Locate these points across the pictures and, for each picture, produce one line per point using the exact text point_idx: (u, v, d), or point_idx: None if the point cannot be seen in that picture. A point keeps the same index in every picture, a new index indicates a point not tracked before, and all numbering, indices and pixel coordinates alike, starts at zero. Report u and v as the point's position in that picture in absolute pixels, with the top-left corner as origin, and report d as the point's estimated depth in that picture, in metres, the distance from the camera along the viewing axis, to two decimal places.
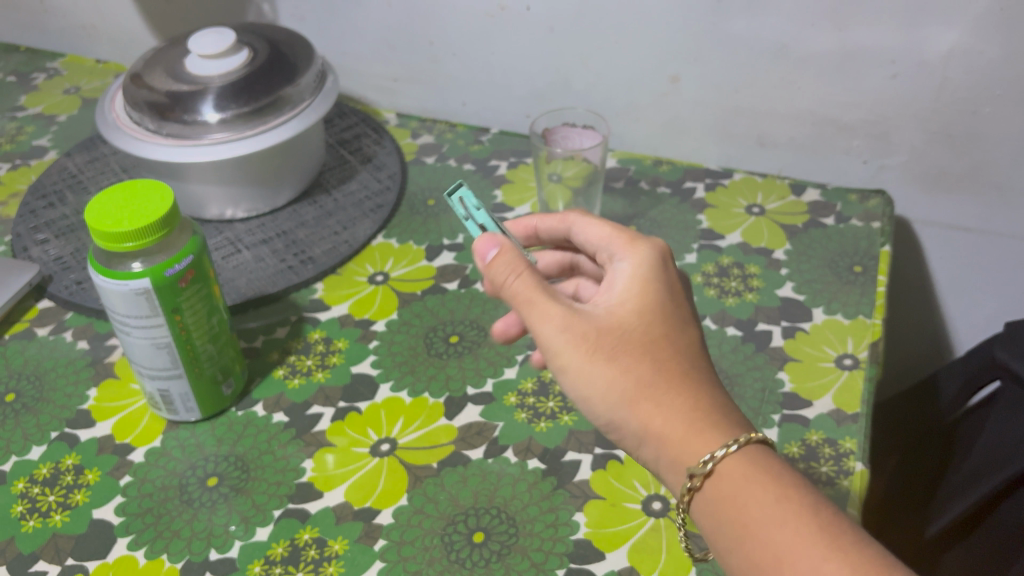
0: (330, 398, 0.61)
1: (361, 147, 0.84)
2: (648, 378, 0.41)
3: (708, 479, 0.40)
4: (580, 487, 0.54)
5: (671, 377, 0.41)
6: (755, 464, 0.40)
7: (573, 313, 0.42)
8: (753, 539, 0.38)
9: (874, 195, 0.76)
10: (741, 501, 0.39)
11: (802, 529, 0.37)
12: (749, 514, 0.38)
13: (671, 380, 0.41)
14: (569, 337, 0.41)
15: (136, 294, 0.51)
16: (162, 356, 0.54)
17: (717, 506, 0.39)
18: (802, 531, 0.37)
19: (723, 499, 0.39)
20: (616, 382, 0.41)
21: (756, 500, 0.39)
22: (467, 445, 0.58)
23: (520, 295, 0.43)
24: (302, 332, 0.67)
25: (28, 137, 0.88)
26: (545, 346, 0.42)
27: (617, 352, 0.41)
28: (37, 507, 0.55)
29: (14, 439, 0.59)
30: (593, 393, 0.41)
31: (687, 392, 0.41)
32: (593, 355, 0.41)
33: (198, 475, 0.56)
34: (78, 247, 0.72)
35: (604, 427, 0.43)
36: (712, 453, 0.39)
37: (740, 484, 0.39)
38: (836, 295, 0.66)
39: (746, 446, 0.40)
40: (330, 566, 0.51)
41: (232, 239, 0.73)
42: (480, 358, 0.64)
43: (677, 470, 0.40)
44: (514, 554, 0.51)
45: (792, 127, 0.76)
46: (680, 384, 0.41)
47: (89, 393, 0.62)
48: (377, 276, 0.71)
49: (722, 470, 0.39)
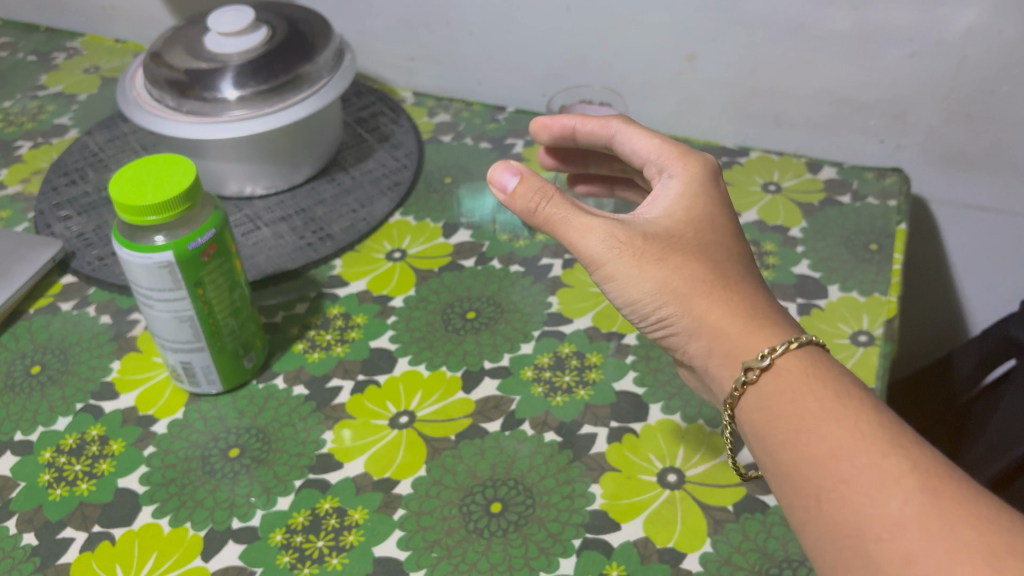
0: (349, 371, 0.62)
1: (378, 126, 0.84)
2: (699, 278, 0.43)
3: (748, 386, 0.41)
4: (596, 459, 0.55)
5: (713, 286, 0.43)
6: (792, 374, 0.41)
7: (619, 226, 0.45)
8: (785, 449, 0.39)
9: (891, 172, 0.76)
10: (788, 403, 0.40)
11: (829, 438, 0.38)
12: (796, 414, 0.39)
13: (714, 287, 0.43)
14: (616, 252, 0.44)
15: (159, 267, 0.51)
16: (185, 329, 0.55)
17: (756, 417, 0.41)
18: (829, 439, 0.38)
19: (771, 401, 0.40)
20: (669, 287, 0.43)
21: (788, 413, 0.40)
22: (484, 418, 0.58)
23: (567, 220, 0.45)
24: (321, 307, 0.67)
25: (49, 116, 0.89)
26: (590, 260, 0.45)
27: (664, 261, 0.44)
28: (64, 476, 0.56)
29: (40, 410, 0.61)
30: (643, 303, 0.44)
31: (732, 303, 0.43)
32: (646, 260, 0.44)
33: (221, 446, 0.57)
34: (100, 223, 0.73)
35: (651, 320, 0.45)
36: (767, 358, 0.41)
37: (773, 397, 0.40)
38: (851, 273, 0.66)
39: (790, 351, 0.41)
40: (350, 535, 0.52)
41: (252, 216, 0.73)
42: (497, 333, 0.65)
43: (730, 366, 0.42)
44: (531, 524, 0.51)
45: (808, 106, 0.76)
46: (725, 295, 0.43)
47: (112, 366, 0.64)
48: (395, 252, 0.72)
49: (761, 380, 0.41)
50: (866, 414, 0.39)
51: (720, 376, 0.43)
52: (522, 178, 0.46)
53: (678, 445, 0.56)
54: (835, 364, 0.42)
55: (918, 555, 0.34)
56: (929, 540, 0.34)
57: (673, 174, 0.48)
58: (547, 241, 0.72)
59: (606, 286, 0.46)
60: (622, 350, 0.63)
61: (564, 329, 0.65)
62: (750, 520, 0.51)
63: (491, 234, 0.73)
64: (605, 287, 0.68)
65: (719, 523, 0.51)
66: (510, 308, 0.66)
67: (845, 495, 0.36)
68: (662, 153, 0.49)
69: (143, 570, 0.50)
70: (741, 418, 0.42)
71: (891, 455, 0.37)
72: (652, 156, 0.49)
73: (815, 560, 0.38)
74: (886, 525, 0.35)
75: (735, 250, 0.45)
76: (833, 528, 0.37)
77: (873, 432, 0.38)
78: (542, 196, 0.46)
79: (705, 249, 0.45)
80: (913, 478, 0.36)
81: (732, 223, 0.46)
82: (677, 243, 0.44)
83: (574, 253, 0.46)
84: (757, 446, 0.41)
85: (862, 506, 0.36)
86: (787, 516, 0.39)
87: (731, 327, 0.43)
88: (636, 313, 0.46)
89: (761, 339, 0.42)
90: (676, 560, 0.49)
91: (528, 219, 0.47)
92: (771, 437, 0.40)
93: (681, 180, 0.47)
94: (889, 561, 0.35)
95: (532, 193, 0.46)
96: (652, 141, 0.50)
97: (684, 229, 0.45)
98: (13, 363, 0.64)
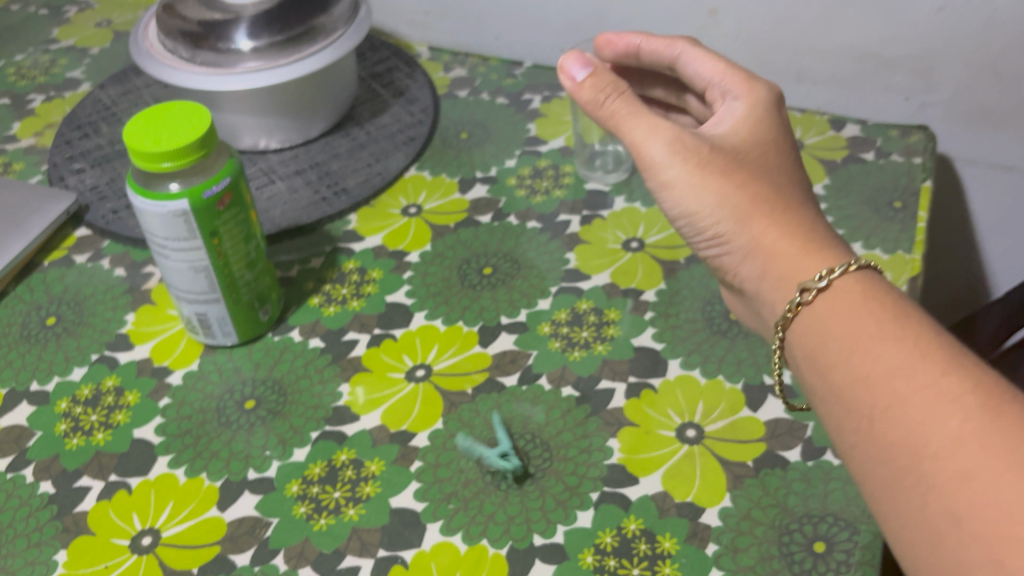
0: (365, 325, 0.62)
1: (393, 81, 0.83)
2: (760, 196, 0.45)
3: (803, 307, 0.42)
4: (613, 414, 0.55)
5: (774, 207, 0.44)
6: (848, 296, 0.41)
7: (685, 133, 0.46)
8: (837, 371, 0.40)
9: (915, 129, 0.73)
10: (840, 325, 0.40)
11: (883, 359, 0.38)
12: (848, 335, 0.40)
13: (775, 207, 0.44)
14: (679, 156, 0.46)
15: (174, 216, 0.51)
16: (200, 280, 0.54)
17: (810, 340, 0.41)
18: (885, 360, 0.38)
19: (824, 323, 0.41)
20: (726, 200, 0.45)
21: (843, 335, 0.40)
22: (501, 372, 0.58)
23: (631, 118, 0.48)
24: (336, 262, 0.67)
25: (61, 69, 0.88)
26: (651, 163, 0.47)
27: (727, 175, 0.45)
28: (80, 426, 0.56)
29: (55, 361, 0.60)
30: (700, 214, 0.45)
31: (789, 225, 0.44)
32: (707, 171, 0.45)
33: (236, 398, 0.57)
34: (114, 176, 0.73)
35: (705, 236, 0.46)
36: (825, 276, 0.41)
37: (827, 319, 0.41)
38: (874, 231, 0.65)
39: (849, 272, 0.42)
40: (366, 487, 0.51)
41: (266, 170, 0.73)
42: (514, 289, 0.64)
43: (784, 288, 0.43)
44: (548, 477, 0.51)
45: (832, 62, 0.74)
46: (782, 216, 0.44)
47: (127, 318, 0.63)
48: (411, 208, 0.71)
49: (816, 301, 0.41)
50: (924, 336, 0.39)
51: (773, 299, 0.44)
52: (593, 72, 0.49)
53: (697, 400, 0.55)
54: (893, 289, 0.42)
55: (972, 471, 0.34)
56: (985, 457, 0.34)
57: (737, 98, 0.49)
58: (565, 197, 0.71)
59: (663, 196, 0.48)
60: (640, 306, 0.62)
61: (582, 285, 0.64)
62: (769, 476, 0.51)
63: (508, 190, 0.72)
64: (624, 244, 0.67)
65: (738, 479, 0.50)
66: (527, 264, 0.66)
67: (898, 414, 0.37)
68: (726, 76, 0.50)
69: (159, 519, 0.50)
70: (793, 340, 0.43)
71: (950, 375, 0.37)
72: (716, 79, 0.50)
73: (870, 483, 0.38)
74: (942, 443, 0.35)
75: (796, 176, 0.47)
76: (888, 449, 0.37)
77: (929, 353, 0.38)
78: (612, 91, 0.49)
79: (768, 169, 0.46)
80: (971, 396, 0.36)
81: (794, 153, 0.48)
82: (741, 159, 0.46)
83: (634, 156, 0.48)
84: (809, 369, 0.42)
85: (917, 426, 0.36)
86: (840, 440, 0.40)
87: (787, 250, 0.44)
88: (692, 227, 0.47)
89: (817, 262, 0.43)
90: (694, 514, 0.49)
91: (592, 113, 0.50)
92: (824, 358, 0.40)
93: (745, 102, 0.48)
94: (943, 478, 0.35)
95: (601, 86, 0.49)
96: (716, 66, 0.51)
97: (747, 147, 0.46)
98: (28, 314, 0.64)
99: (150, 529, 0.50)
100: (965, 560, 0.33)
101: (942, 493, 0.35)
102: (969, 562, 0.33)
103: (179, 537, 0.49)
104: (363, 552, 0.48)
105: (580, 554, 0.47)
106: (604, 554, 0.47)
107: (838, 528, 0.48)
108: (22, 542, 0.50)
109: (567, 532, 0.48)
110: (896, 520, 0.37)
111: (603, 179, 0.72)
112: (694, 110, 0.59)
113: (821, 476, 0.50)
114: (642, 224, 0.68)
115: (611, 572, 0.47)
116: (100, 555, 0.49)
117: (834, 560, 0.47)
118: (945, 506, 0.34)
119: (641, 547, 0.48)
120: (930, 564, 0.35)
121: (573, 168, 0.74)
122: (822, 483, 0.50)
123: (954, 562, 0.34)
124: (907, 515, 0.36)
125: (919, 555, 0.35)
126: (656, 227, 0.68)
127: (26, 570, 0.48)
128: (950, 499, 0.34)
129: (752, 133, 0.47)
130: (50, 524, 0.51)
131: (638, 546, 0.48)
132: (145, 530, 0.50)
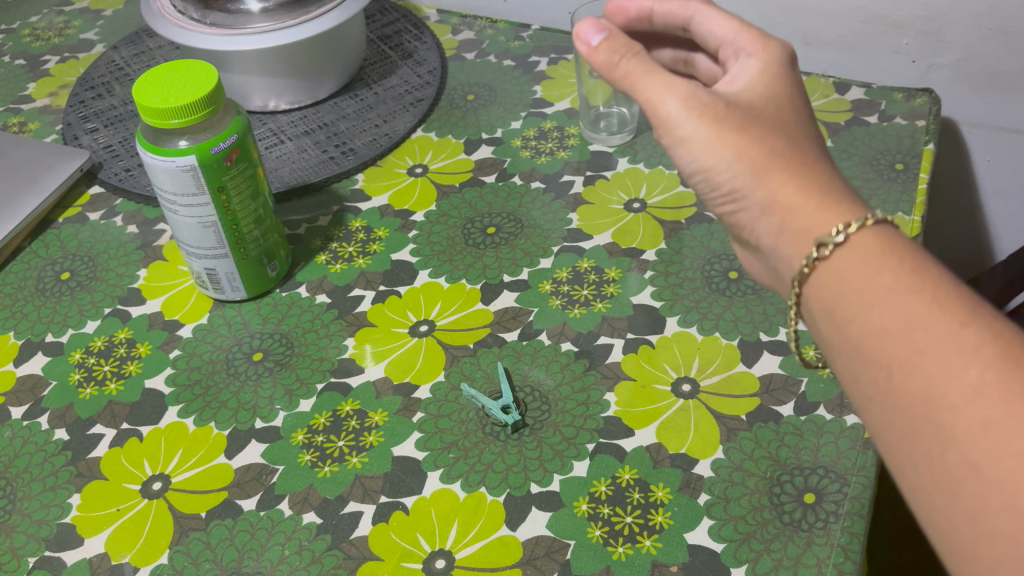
0: (371, 282, 0.63)
1: (401, 43, 0.84)
2: (777, 151, 0.41)
3: (820, 263, 0.39)
4: (611, 368, 0.56)
5: (791, 162, 0.41)
6: (866, 246, 0.38)
7: (702, 88, 0.43)
8: (855, 326, 0.37)
9: (921, 93, 0.73)
10: (858, 279, 0.38)
11: (903, 311, 0.36)
12: (866, 289, 0.37)
13: (792, 161, 0.41)
14: (696, 112, 0.43)
15: (183, 170, 0.52)
16: (209, 235, 0.56)
17: (826, 293, 0.39)
18: (903, 312, 0.36)
19: (841, 277, 0.38)
20: (747, 153, 0.41)
21: (860, 287, 0.37)
22: (503, 328, 0.59)
23: (649, 76, 0.44)
24: (343, 221, 0.68)
25: (75, 31, 0.89)
26: (667, 121, 0.43)
27: (745, 129, 0.42)
28: (93, 376, 0.58)
29: (70, 314, 0.62)
30: (717, 169, 0.42)
31: (811, 176, 0.41)
32: (724, 127, 0.42)
33: (244, 350, 0.59)
34: (126, 135, 0.74)
35: (720, 195, 0.43)
36: (841, 228, 0.38)
37: (846, 273, 0.38)
38: (876, 192, 0.65)
39: (867, 223, 0.39)
40: (370, 436, 0.53)
41: (275, 130, 0.74)
42: (516, 249, 0.65)
43: (801, 244, 0.40)
44: (546, 429, 0.53)
45: (839, 25, 0.74)
46: (801, 170, 0.41)
47: (139, 274, 0.65)
48: (417, 168, 0.72)
49: (835, 256, 0.39)
50: (941, 286, 0.36)
51: (788, 254, 0.41)
52: (609, 34, 0.45)
53: (693, 356, 0.56)
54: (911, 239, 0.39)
55: (993, 424, 0.33)
56: (1007, 408, 0.33)
57: (751, 54, 0.45)
58: (569, 157, 0.72)
59: (679, 154, 0.44)
60: (641, 266, 0.62)
61: (584, 245, 0.64)
62: (762, 429, 0.52)
63: (513, 151, 0.73)
64: (626, 205, 0.67)
65: (731, 432, 0.52)
66: (530, 224, 0.66)
67: (917, 367, 0.35)
68: (739, 34, 0.46)
69: (169, 466, 0.52)
70: (809, 296, 0.40)
71: (970, 326, 0.35)
72: (730, 37, 0.47)
73: (887, 433, 0.37)
74: (961, 394, 0.34)
75: (811, 130, 0.44)
76: (907, 401, 0.35)
77: (947, 303, 0.36)
78: (628, 51, 0.45)
79: (785, 125, 0.43)
80: (992, 346, 0.34)
81: (807, 104, 0.44)
82: (758, 114, 0.43)
83: (649, 115, 0.44)
84: (825, 324, 0.39)
85: (938, 378, 0.34)
86: (858, 390, 0.38)
87: (805, 204, 0.40)
88: (707, 183, 0.44)
89: (835, 216, 0.40)
90: (688, 465, 0.50)
91: (606, 75, 0.46)
92: (841, 313, 0.38)
93: (761, 58, 0.44)
94: (964, 431, 0.33)
95: (616, 48, 0.45)
96: (729, 24, 0.47)
97: (763, 103, 0.43)
98: (43, 269, 0.65)
99: (160, 475, 0.52)
100: (985, 508, 0.33)
101: (962, 445, 0.33)
102: (988, 509, 0.33)
103: (188, 482, 0.51)
104: (365, 499, 0.50)
105: (575, 502, 0.49)
106: (598, 503, 0.49)
107: (829, 480, 0.49)
108: (39, 486, 0.52)
109: (563, 481, 0.50)
110: (913, 468, 0.36)
111: (608, 141, 0.73)
112: (703, 71, 0.56)
113: (814, 430, 0.52)
114: (645, 185, 0.69)
115: (605, 519, 0.48)
116: (113, 498, 0.51)
117: (823, 510, 0.48)
118: (965, 458, 0.33)
119: (635, 496, 0.49)
120: (948, 512, 0.34)
121: (578, 130, 0.74)
122: (814, 436, 0.51)
123: (973, 509, 0.33)
124: (926, 464, 0.35)
125: (936, 503, 0.35)
126: (658, 188, 0.68)
127: (41, 512, 0.50)
128: (970, 450, 0.33)
129: (768, 88, 0.44)
130: (65, 469, 0.52)
131: (632, 495, 0.49)
132: (156, 476, 0.52)
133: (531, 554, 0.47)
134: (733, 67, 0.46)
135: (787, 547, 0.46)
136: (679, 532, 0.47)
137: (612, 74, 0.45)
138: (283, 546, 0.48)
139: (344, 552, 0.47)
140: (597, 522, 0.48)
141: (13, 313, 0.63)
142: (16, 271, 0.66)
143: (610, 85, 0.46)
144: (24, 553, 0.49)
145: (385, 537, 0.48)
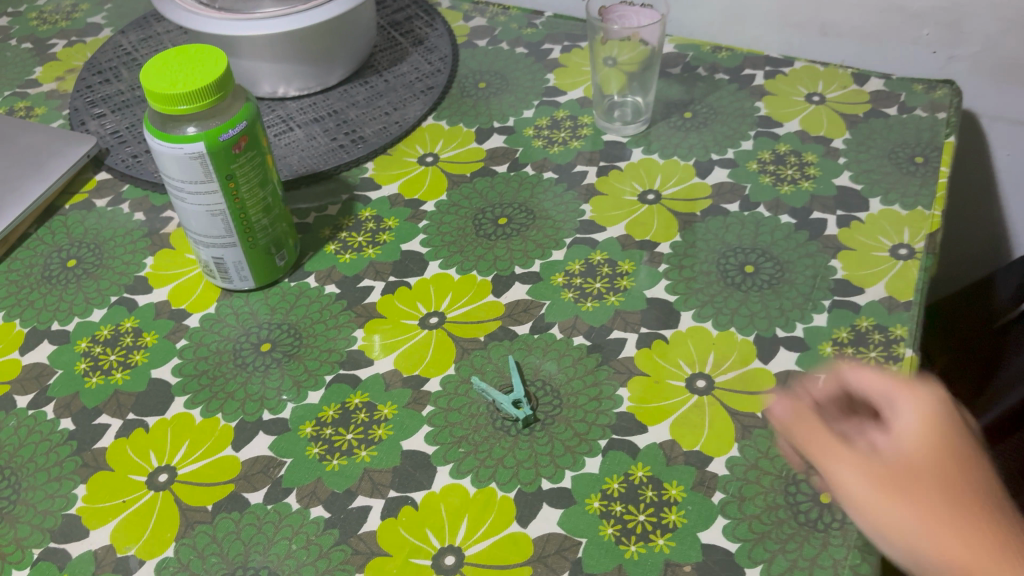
0: (380, 272, 0.62)
1: (412, 30, 0.83)
2: (945, 508, 0.37)
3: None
4: (624, 363, 0.55)
5: (966, 508, 0.37)
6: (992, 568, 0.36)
7: (882, 463, 0.39)
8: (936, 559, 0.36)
9: (941, 85, 0.72)
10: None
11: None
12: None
13: (970, 503, 0.37)
14: (885, 491, 0.38)
15: (191, 158, 0.51)
16: (217, 224, 0.55)
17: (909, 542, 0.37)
18: None
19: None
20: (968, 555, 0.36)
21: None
22: (514, 321, 0.58)
23: (838, 458, 0.39)
24: (353, 209, 0.67)
25: (82, 14, 0.88)
26: (846, 501, 0.39)
27: (918, 501, 0.37)
28: (99, 365, 0.57)
29: (76, 302, 0.61)
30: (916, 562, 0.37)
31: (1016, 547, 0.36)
32: (904, 496, 0.37)
33: (252, 341, 0.58)
34: (134, 121, 0.73)
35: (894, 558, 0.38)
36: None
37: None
38: (894, 186, 0.64)
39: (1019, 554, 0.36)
40: (379, 429, 0.52)
41: (285, 117, 0.73)
42: (528, 240, 0.64)
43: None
44: (557, 424, 0.52)
45: (857, 15, 0.73)
46: (1000, 528, 0.37)
47: (146, 261, 0.64)
48: (428, 157, 0.71)
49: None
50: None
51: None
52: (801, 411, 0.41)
53: (708, 352, 0.55)
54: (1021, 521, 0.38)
55: None
56: None
57: (908, 409, 0.40)
58: (582, 147, 0.71)
59: (840, 505, 0.39)
60: (654, 259, 0.61)
61: (597, 237, 0.63)
62: None
63: (526, 140, 0.72)
64: (640, 196, 0.66)
65: (746, 429, 0.51)
66: (542, 215, 0.65)
67: None
68: (889, 386, 0.41)
69: (175, 457, 0.51)
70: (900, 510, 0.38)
71: None
72: (879, 391, 0.41)
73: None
74: None
75: (987, 477, 0.39)
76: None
77: None
78: (819, 423, 0.41)
79: (949, 483, 0.38)
80: None
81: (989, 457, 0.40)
82: (919, 476, 0.38)
83: (829, 490, 0.40)
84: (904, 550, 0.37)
85: None
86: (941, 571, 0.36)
87: (970, 532, 0.36)
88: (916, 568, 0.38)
89: (995, 557, 0.36)
90: (702, 463, 0.49)
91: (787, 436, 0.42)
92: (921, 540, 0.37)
93: (921, 415, 0.40)
94: None
95: (813, 421, 0.41)
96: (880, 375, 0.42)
97: (927, 465, 0.38)
98: (49, 256, 0.65)
99: (166, 467, 0.51)
100: None
101: None
102: None
103: (194, 474, 0.51)
104: (374, 493, 0.49)
105: (587, 499, 0.48)
106: (611, 500, 0.48)
107: None
108: (43, 476, 0.51)
109: (575, 477, 0.49)
110: None
111: (621, 131, 0.71)
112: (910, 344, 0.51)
113: None
114: (659, 176, 0.68)
115: (617, 517, 0.47)
116: (119, 489, 0.50)
117: (840, 510, 0.47)
118: None
119: (648, 493, 0.48)
120: None
121: (591, 119, 0.73)
122: None
123: None
124: None
125: None
126: (672, 179, 0.67)
127: (46, 502, 0.50)
128: None
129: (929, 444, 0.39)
130: (70, 459, 0.52)
131: (645, 492, 0.48)
132: (162, 467, 0.51)
133: (543, 551, 0.46)
134: (891, 421, 0.41)
135: (803, 547, 0.45)
136: (693, 531, 0.46)
137: (801, 444, 0.41)
138: (290, 541, 0.47)
139: (352, 547, 0.47)
140: (610, 520, 0.47)
141: (18, 300, 0.62)
142: (22, 258, 0.65)
143: (791, 445, 0.42)
144: (29, 544, 0.48)
145: (394, 532, 0.47)
